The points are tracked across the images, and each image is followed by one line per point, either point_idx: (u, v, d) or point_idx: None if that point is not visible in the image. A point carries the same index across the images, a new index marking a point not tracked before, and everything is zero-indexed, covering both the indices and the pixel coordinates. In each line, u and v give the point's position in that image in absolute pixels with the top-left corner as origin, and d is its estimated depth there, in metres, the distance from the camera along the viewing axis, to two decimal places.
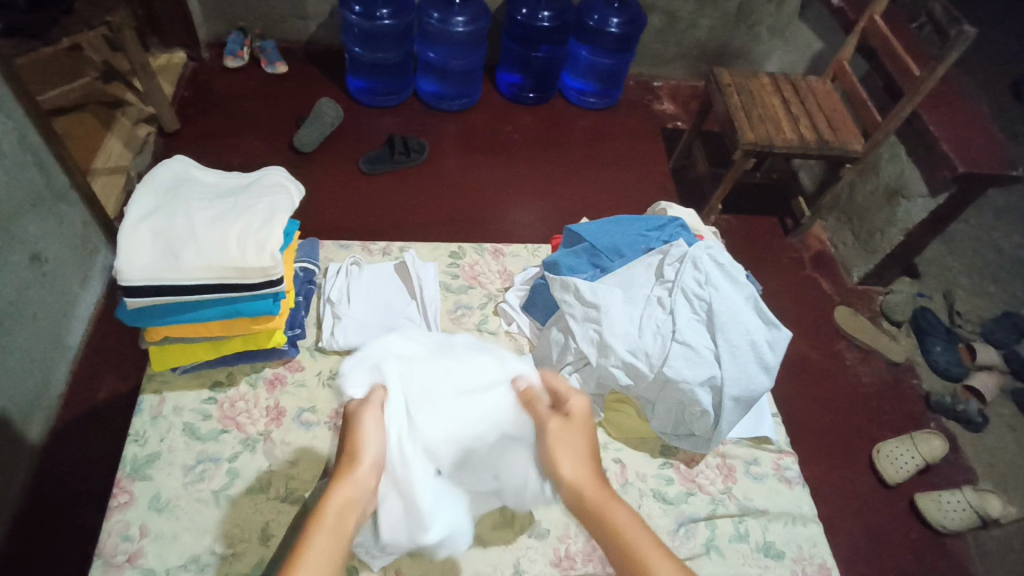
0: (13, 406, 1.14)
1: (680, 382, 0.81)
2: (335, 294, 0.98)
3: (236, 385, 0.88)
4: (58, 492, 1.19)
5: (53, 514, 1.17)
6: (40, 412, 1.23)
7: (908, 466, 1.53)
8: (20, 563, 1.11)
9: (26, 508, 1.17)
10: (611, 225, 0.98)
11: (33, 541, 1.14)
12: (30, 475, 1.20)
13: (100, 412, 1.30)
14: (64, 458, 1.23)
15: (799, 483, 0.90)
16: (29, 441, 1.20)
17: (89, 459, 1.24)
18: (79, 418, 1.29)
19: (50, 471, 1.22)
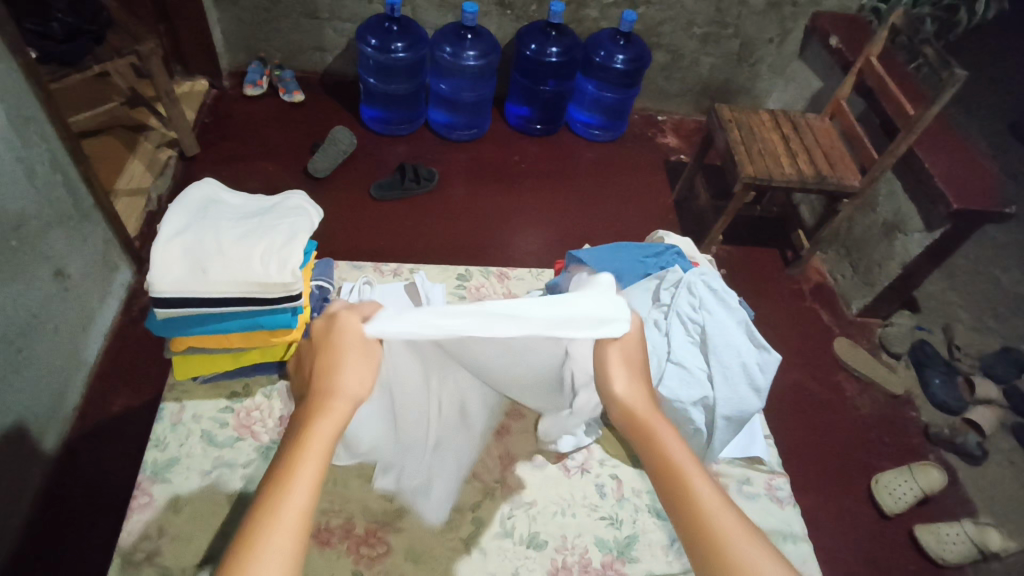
0: (32, 414, 1.19)
1: (674, 402, 0.85)
2: None
3: (252, 395, 0.93)
4: (73, 500, 1.23)
5: (66, 522, 1.21)
6: (56, 423, 1.28)
7: (906, 497, 1.55)
8: (33, 569, 1.14)
9: (40, 516, 1.21)
10: (612, 251, 1.01)
11: (44, 547, 1.17)
12: (44, 482, 1.24)
13: (116, 423, 1.35)
14: (79, 467, 1.28)
15: (790, 503, 0.93)
16: (45, 450, 1.24)
17: (103, 468, 1.28)
18: (93, 430, 1.33)
19: (65, 479, 1.26)
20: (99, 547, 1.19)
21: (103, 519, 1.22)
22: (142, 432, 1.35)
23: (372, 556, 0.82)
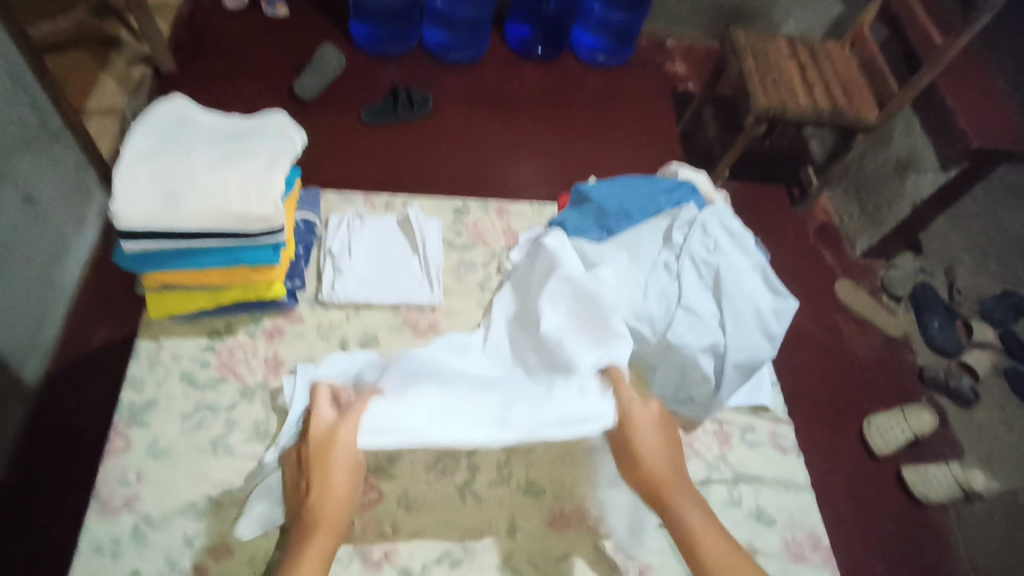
0: (8, 347, 1.14)
1: (682, 349, 0.80)
2: (337, 247, 0.95)
3: (236, 334, 0.87)
4: (58, 435, 1.20)
5: (53, 456, 1.18)
6: (35, 356, 1.23)
7: (898, 438, 1.55)
8: (21, 503, 1.13)
9: (24, 450, 1.18)
10: (622, 187, 0.94)
11: (33, 481, 1.15)
12: (28, 415, 1.20)
13: (99, 357, 1.30)
14: (64, 401, 1.24)
15: (794, 452, 0.91)
16: (26, 382, 1.20)
17: (87, 402, 1.24)
18: (72, 362, 1.28)
19: (50, 413, 1.22)
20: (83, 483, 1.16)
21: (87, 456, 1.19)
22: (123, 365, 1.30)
23: (363, 501, 0.79)
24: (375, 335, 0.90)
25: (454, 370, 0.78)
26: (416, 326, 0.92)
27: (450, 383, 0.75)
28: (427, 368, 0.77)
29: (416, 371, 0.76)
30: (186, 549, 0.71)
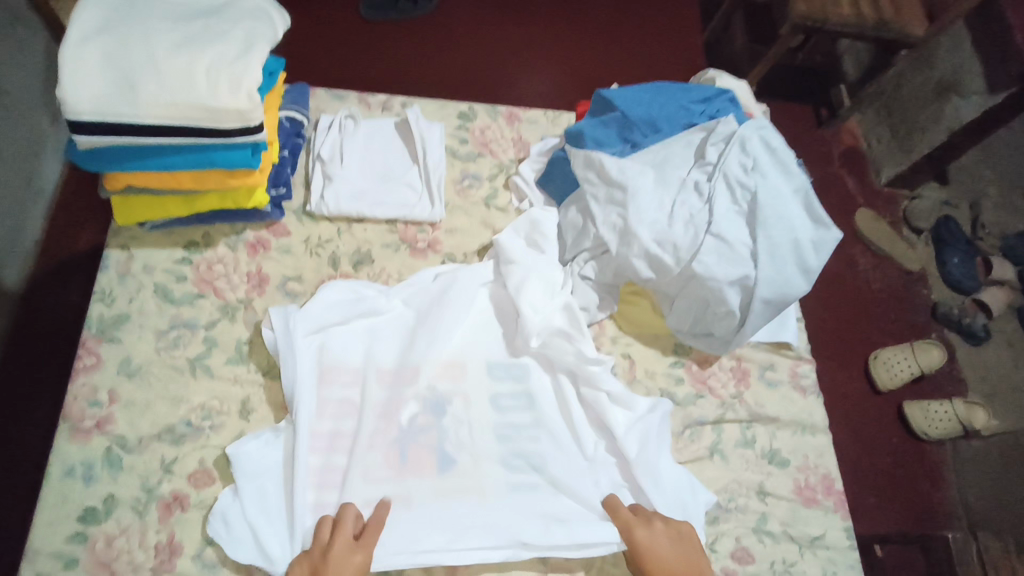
0: None
1: (708, 280, 0.72)
2: (327, 151, 0.84)
3: (215, 246, 0.79)
4: (37, 340, 1.10)
5: (34, 362, 1.08)
6: (16, 257, 1.11)
7: (902, 374, 1.48)
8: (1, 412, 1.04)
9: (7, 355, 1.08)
10: (650, 93, 0.82)
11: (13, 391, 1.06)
12: (10, 321, 1.10)
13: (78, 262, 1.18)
14: (44, 305, 1.13)
15: (814, 392, 0.85)
16: (4, 289, 1.08)
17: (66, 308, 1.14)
18: (45, 268, 1.15)
19: (31, 319, 1.11)
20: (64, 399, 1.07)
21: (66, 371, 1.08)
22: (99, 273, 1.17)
23: None
24: (369, 252, 0.82)
25: (456, 432, 0.73)
26: (414, 244, 0.83)
27: (457, 458, 0.72)
28: (442, 453, 0.72)
29: (421, 451, 0.72)
30: (164, 475, 0.67)
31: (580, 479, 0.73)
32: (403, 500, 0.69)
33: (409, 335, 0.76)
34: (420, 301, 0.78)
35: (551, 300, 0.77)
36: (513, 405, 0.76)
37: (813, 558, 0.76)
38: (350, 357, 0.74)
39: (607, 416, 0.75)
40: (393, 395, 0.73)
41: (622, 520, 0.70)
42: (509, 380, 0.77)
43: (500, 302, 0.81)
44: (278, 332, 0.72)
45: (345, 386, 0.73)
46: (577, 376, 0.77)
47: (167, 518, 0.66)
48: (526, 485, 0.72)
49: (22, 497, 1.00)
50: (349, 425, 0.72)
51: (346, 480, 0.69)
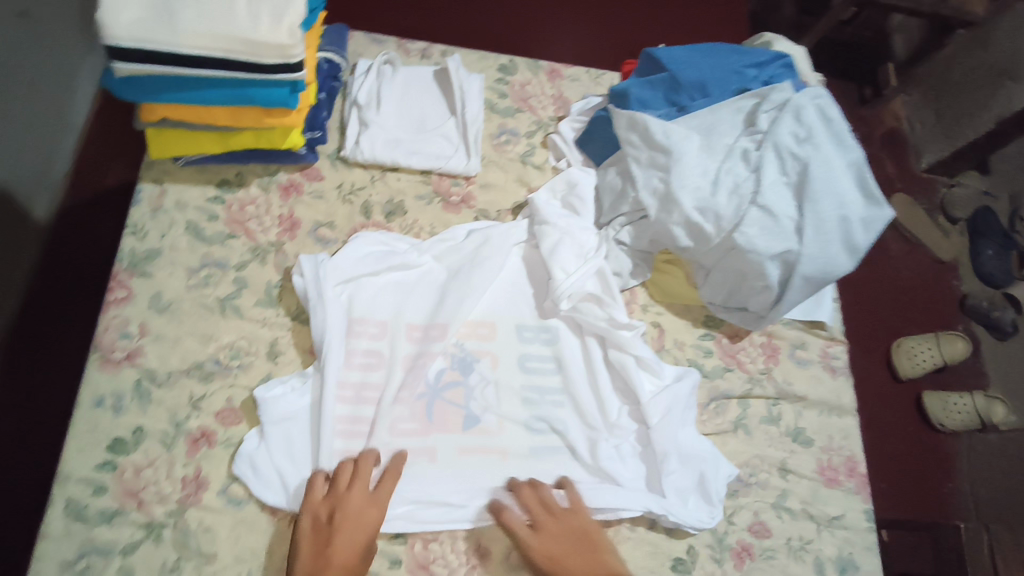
0: (16, 180, 1.01)
1: (749, 253, 0.70)
2: (364, 97, 0.82)
3: (247, 187, 0.78)
4: (65, 273, 1.10)
5: (63, 295, 1.09)
6: (46, 190, 1.10)
7: (925, 363, 1.44)
8: (29, 341, 1.05)
9: (36, 287, 1.08)
10: (702, 54, 0.78)
11: (41, 323, 1.06)
12: (39, 253, 1.09)
13: (107, 198, 1.17)
14: (73, 239, 1.12)
15: (844, 374, 0.84)
16: (32, 220, 1.07)
17: (95, 243, 1.13)
18: (76, 199, 1.15)
19: (59, 252, 1.11)
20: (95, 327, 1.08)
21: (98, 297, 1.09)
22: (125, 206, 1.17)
23: None
24: (402, 202, 0.81)
25: (481, 391, 0.73)
26: (447, 198, 0.82)
27: (481, 417, 0.72)
28: (467, 412, 0.72)
29: (446, 408, 0.72)
30: (193, 410, 0.68)
31: (601, 445, 0.73)
32: (427, 455, 0.69)
33: (440, 291, 0.75)
34: (453, 257, 0.77)
35: (585, 262, 0.76)
36: (541, 368, 0.76)
37: (831, 537, 0.76)
38: (380, 309, 0.74)
39: (633, 383, 0.74)
40: (421, 350, 0.72)
41: (516, 532, 0.66)
42: (538, 342, 0.77)
43: (532, 265, 0.80)
44: (308, 280, 0.71)
45: (374, 338, 0.72)
46: (605, 339, 0.76)
47: (194, 453, 0.66)
48: (549, 449, 0.73)
49: (53, 421, 1.01)
50: (375, 378, 0.71)
51: (372, 432, 0.68)
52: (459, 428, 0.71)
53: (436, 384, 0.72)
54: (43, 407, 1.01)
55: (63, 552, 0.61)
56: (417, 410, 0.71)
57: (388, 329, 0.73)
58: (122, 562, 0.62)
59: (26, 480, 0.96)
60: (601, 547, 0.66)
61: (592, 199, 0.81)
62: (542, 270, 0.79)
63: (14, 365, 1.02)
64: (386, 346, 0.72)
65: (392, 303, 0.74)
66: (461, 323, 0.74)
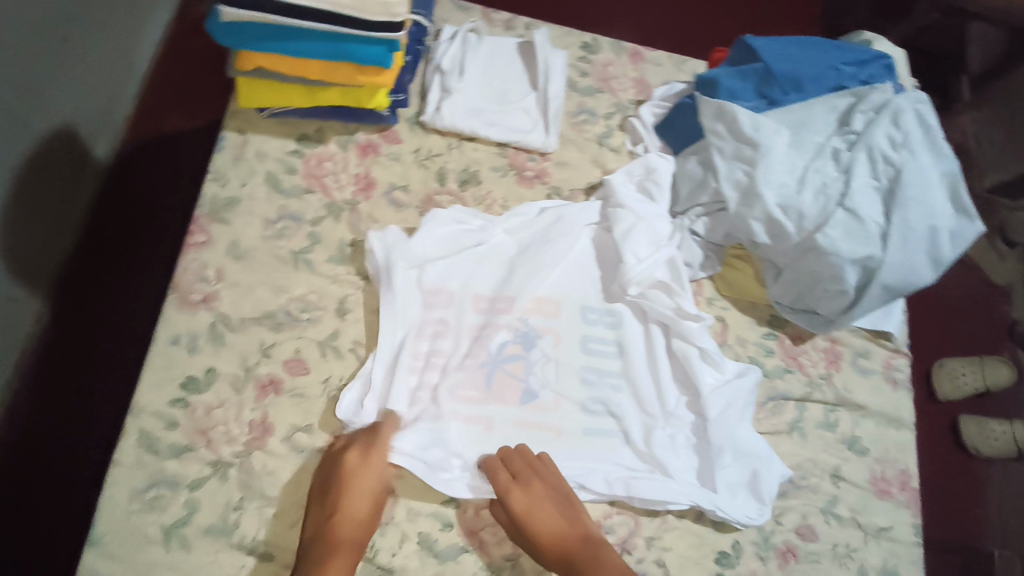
0: (82, 117, 1.03)
1: (830, 255, 0.69)
2: (448, 63, 0.82)
3: (326, 143, 0.78)
4: (122, 214, 1.12)
5: (121, 235, 1.11)
6: (108, 129, 1.12)
7: (965, 387, 1.36)
8: (83, 277, 1.06)
9: (92, 225, 1.09)
10: (798, 47, 0.77)
11: (94, 262, 1.08)
12: (97, 193, 1.11)
13: (166, 144, 1.19)
14: (130, 186, 1.14)
15: (905, 387, 0.83)
16: (94, 160, 1.09)
17: (152, 190, 1.15)
18: (134, 144, 1.17)
19: (117, 195, 1.13)
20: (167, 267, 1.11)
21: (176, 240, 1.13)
22: (188, 152, 1.19)
23: None
24: (476, 173, 0.81)
25: (542, 367, 0.73)
26: (522, 172, 0.82)
27: (539, 393, 0.72)
28: (525, 386, 0.72)
29: (506, 380, 0.71)
30: (262, 357, 0.69)
31: (656, 433, 0.72)
32: (484, 425, 0.70)
33: (509, 265, 0.76)
34: (525, 232, 0.77)
35: (658, 250, 0.76)
36: (603, 350, 0.75)
37: (876, 548, 0.75)
38: (447, 277, 0.74)
39: (694, 374, 0.74)
40: (486, 321, 0.73)
41: (501, 487, 0.66)
42: (602, 325, 0.76)
43: (602, 246, 0.79)
44: (383, 241, 0.72)
45: (440, 307, 0.73)
46: (670, 328, 0.76)
47: (262, 399, 0.68)
48: (604, 432, 0.72)
49: (106, 355, 1.03)
50: (437, 344, 0.71)
51: (432, 396, 0.69)
52: (516, 402, 0.71)
53: (496, 357, 0.72)
54: (112, 340, 1.04)
55: (134, 481, 0.63)
56: (477, 380, 0.71)
57: (454, 299, 0.73)
58: (188, 496, 0.64)
59: (77, 409, 0.98)
60: (575, 504, 0.68)
61: (669, 185, 0.80)
62: (611, 250, 0.78)
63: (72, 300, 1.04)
64: (453, 315, 0.73)
65: (460, 273, 0.74)
66: (528, 298, 0.74)
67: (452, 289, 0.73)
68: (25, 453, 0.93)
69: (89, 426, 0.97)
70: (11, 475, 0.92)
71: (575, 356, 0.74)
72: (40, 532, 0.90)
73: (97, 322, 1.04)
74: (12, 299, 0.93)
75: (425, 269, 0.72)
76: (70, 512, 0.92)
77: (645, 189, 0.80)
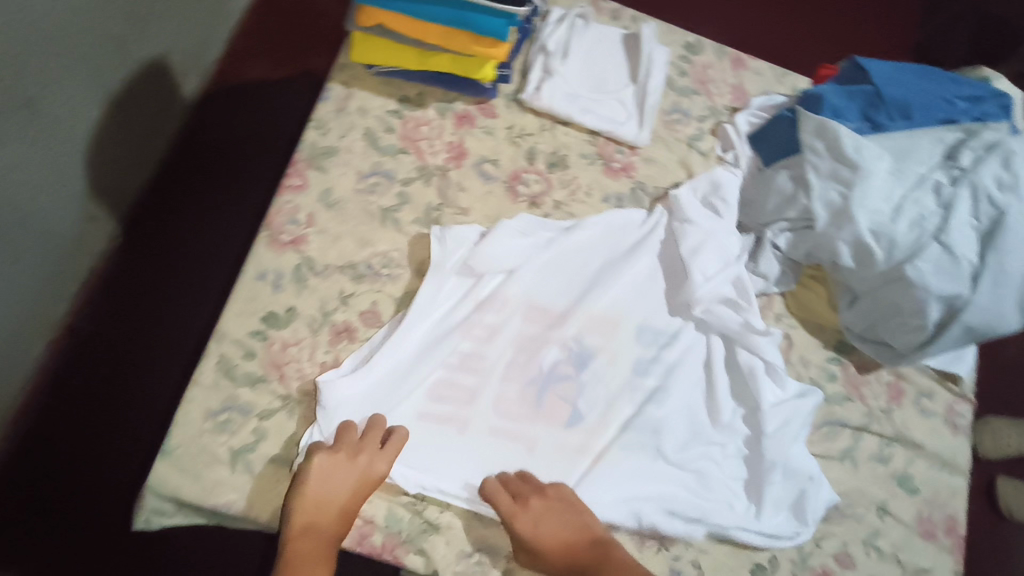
0: (176, 51, 1.10)
1: (917, 287, 0.68)
2: (553, 45, 0.83)
3: (425, 108, 0.80)
4: (199, 154, 1.20)
5: (195, 172, 1.18)
6: (195, 70, 1.20)
7: (1008, 447, 1.28)
8: (152, 209, 1.14)
9: (171, 159, 1.18)
10: (909, 75, 0.76)
11: (164, 198, 1.15)
12: (178, 128, 1.19)
13: (246, 93, 1.26)
14: (212, 126, 1.22)
15: (964, 433, 0.81)
16: (182, 98, 1.18)
17: (231, 134, 1.22)
18: (219, 91, 1.24)
19: (197, 134, 1.21)
20: (245, 220, 1.18)
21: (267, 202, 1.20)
22: (272, 108, 1.26)
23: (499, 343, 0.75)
24: (565, 157, 0.82)
25: (591, 389, 0.72)
26: (609, 163, 0.82)
27: (585, 415, 0.71)
28: (569, 407, 0.71)
29: (556, 400, 0.71)
30: (340, 305, 0.72)
31: (709, 434, 0.73)
32: (525, 444, 0.69)
33: (568, 274, 0.76)
34: (589, 247, 0.77)
35: (726, 267, 0.76)
36: (651, 370, 0.74)
37: None
38: (507, 286, 0.73)
39: (755, 387, 0.74)
40: (539, 333, 0.73)
41: (502, 509, 0.64)
42: (657, 345, 0.75)
43: (668, 257, 0.78)
44: (442, 245, 0.73)
45: (495, 314, 0.72)
46: (735, 342, 0.76)
47: (335, 344, 0.70)
48: (641, 453, 0.70)
49: (161, 287, 1.10)
50: (485, 352, 0.71)
51: (473, 400, 0.69)
52: (556, 423, 0.70)
53: (542, 374, 0.72)
54: (182, 279, 1.12)
55: (209, 402, 0.66)
56: (522, 394, 0.71)
57: (510, 308, 0.73)
58: (257, 424, 0.66)
59: (127, 334, 1.06)
60: (582, 510, 0.65)
61: (733, 202, 0.81)
62: (679, 266, 0.77)
63: (135, 232, 1.12)
64: (505, 324, 0.72)
65: (520, 282, 0.74)
66: (584, 314, 0.74)
67: (509, 300, 0.73)
68: (89, 363, 1.03)
69: (149, 349, 1.07)
70: (74, 380, 1.02)
71: (625, 377, 0.73)
72: (92, 437, 1.00)
73: (169, 256, 1.12)
74: (93, 219, 1.02)
75: (482, 280, 0.73)
76: (125, 425, 1.02)
77: (710, 205, 0.80)
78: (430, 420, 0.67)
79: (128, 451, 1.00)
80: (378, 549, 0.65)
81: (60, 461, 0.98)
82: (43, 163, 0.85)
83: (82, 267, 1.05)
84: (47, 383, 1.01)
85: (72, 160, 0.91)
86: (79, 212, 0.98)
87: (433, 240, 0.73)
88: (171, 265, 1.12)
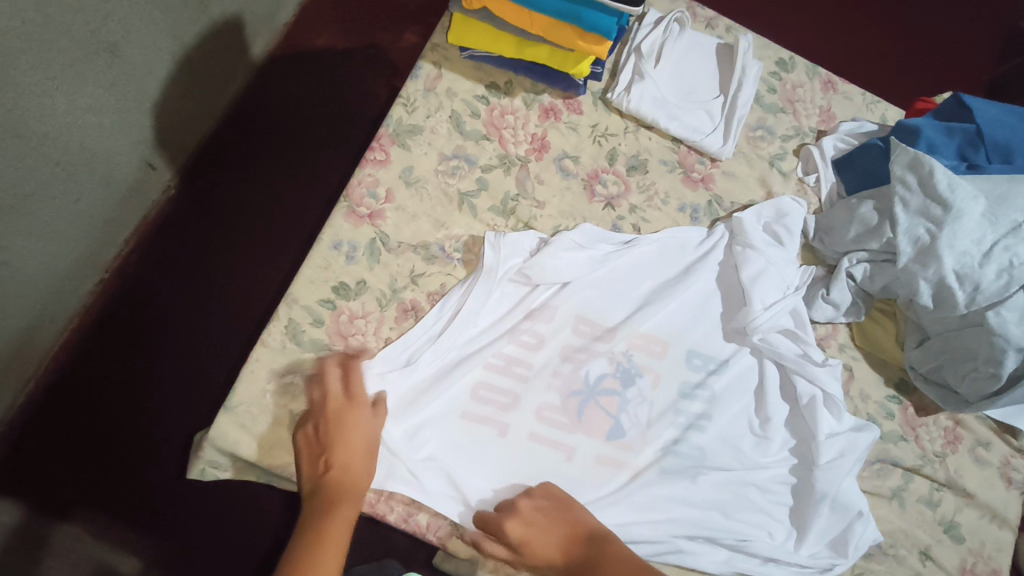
0: (250, 10, 1.11)
1: (996, 335, 0.68)
2: (647, 48, 0.82)
3: (512, 97, 0.80)
4: (259, 117, 1.20)
5: (256, 132, 1.19)
6: (266, 30, 1.20)
7: None
8: (207, 168, 1.15)
9: (233, 118, 1.18)
10: (1015, 117, 0.74)
11: (221, 157, 1.16)
12: (243, 87, 1.20)
13: (316, 60, 1.25)
14: (278, 89, 1.22)
15: (1018, 488, 0.80)
16: (250, 57, 1.18)
17: (295, 100, 1.22)
18: (289, 55, 1.24)
19: (261, 96, 1.21)
20: (299, 188, 1.18)
21: (322, 171, 1.19)
22: (339, 78, 1.25)
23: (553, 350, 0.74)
24: (646, 161, 0.81)
25: (635, 407, 0.72)
26: (689, 172, 0.82)
27: (627, 432, 0.71)
28: (610, 421, 0.70)
29: (597, 412, 0.70)
30: (410, 283, 0.72)
31: (756, 456, 0.73)
32: (564, 452, 0.68)
33: (621, 289, 0.75)
34: (645, 263, 0.76)
35: (784, 297, 0.75)
36: (698, 394, 0.74)
37: None
38: (557, 295, 0.73)
39: (812, 417, 0.73)
40: (586, 345, 0.72)
41: (490, 521, 0.62)
42: (706, 371, 0.75)
43: (725, 282, 0.78)
44: (498, 255, 0.70)
45: (544, 322, 0.72)
46: (791, 370, 0.75)
47: (401, 321, 0.70)
48: (677, 473, 0.70)
49: (209, 244, 1.11)
50: (532, 358, 0.70)
51: (515, 406, 0.68)
52: (597, 437, 0.70)
53: (584, 386, 0.71)
54: (229, 240, 1.12)
55: (275, 363, 0.66)
56: (564, 404, 0.70)
57: (558, 317, 0.72)
58: None
59: (172, 288, 1.07)
60: (574, 507, 0.64)
61: (797, 231, 0.80)
62: (737, 291, 0.77)
63: (189, 189, 1.13)
64: (552, 331, 0.72)
65: (571, 292, 0.73)
66: (633, 333, 0.73)
67: (559, 309, 0.72)
68: (134, 307, 1.05)
69: (190, 301, 1.08)
70: (117, 320, 1.04)
71: (668, 399, 0.73)
72: (126, 379, 1.01)
73: (220, 211, 1.13)
74: (152, 168, 1.04)
75: (536, 290, 0.72)
76: (160, 372, 1.03)
77: (773, 232, 0.79)
78: (471, 419, 0.67)
79: (160, 398, 1.02)
80: (422, 529, 0.65)
81: (95, 397, 1.00)
82: (113, 108, 0.86)
83: (137, 213, 1.06)
84: (91, 319, 1.03)
85: (141, 108, 0.92)
86: (140, 159, 0.99)
87: (485, 246, 0.71)
88: (221, 221, 1.13)
